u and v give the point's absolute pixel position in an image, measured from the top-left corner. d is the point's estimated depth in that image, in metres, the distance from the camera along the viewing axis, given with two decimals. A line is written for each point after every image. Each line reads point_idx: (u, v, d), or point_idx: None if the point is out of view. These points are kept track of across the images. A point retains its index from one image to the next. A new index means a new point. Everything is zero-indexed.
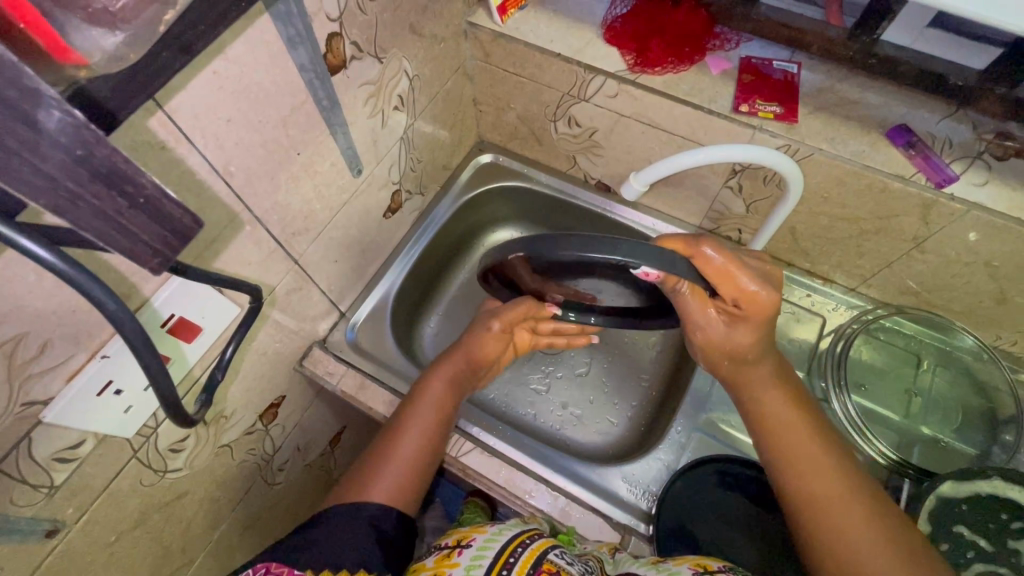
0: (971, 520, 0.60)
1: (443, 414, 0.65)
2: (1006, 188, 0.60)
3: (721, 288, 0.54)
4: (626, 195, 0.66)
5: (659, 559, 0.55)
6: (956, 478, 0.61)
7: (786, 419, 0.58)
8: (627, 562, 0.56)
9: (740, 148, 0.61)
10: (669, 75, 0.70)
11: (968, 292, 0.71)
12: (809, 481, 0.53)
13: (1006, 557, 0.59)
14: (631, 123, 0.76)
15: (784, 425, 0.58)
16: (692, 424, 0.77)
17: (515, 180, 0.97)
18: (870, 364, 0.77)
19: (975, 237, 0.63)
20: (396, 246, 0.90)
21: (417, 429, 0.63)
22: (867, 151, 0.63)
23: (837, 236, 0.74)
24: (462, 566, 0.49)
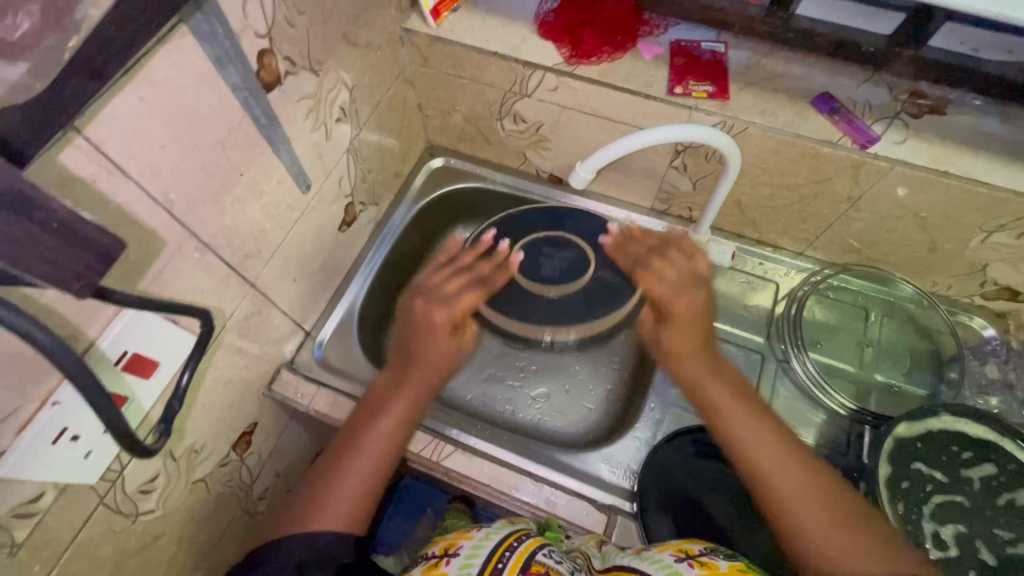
0: (927, 456, 0.64)
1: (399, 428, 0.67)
2: (923, 143, 0.64)
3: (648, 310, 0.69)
4: (575, 184, 0.67)
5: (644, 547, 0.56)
6: (910, 419, 0.65)
7: (742, 425, 0.59)
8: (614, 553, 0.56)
9: (677, 129, 0.63)
10: (606, 63, 0.72)
11: (904, 245, 0.75)
12: (796, 500, 0.54)
13: (964, 487, 0.63)
14: (574, 114, 0.78)
15: (735, 419, 0.60)
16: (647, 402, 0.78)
17: (470, 181, 0.98)
18: (823, 322, 0.81)
19: (903, 191, 0.67)
20: (357, 258, 0.89)
21: (355, 470, 0.63)
22: (796, 120, 0.67)
23: (779, 205, 0.78)
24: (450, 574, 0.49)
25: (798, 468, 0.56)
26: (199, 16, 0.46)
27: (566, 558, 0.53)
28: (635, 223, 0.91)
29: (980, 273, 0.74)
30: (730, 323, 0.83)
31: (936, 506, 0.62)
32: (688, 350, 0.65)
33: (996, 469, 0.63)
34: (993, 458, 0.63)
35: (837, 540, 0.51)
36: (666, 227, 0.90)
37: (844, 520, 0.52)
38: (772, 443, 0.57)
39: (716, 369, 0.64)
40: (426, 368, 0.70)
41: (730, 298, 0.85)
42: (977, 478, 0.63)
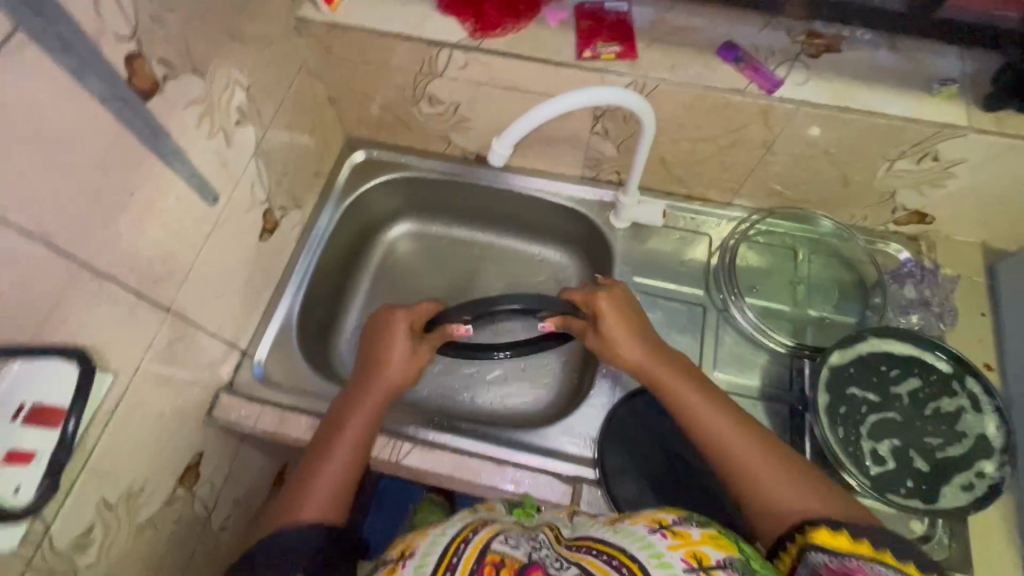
0: (860, 380, 0.67)
1: (371, 418, 0.65)
2: (825, 82, 0.66)
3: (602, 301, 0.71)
4: (495, 162, 0.64)
5: (617, 517, 0.55)
6: (842, 347, 0.69)
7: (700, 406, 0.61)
8: (585, 523, 0.54)
9: (588, 93, 0.62)
10: (513, 33, 0.70)
11: (820, 182, 0.78)
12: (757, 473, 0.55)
13: (895, 403, 0.67)
14: (489, 90, 0.76)
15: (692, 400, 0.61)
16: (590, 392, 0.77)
17: (396, 171, 0.95)
18: (756, 267, 0.84)
19: (814, 130, 0.69)
20: (287, 266, 0.85)
21: (338, 456, 0.61)
22: (704, 72, 0.67)
23: (701, 158, 0.79)
24: None
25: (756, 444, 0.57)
26: (40, 23, 0.41)
27: (526, 538, 0.51)
28: (567, 193, 0.91)
29: (890, 200, 0.78)
30: (670, 280, 0.85)
31: (873, 426, 0.66)
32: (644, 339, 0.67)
33: (920, 381, 0.67)
34: (917, 372, 0.67)
35: (787, 489, 0.54)
36: (597, 193, 0.90)
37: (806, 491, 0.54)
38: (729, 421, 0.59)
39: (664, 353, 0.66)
40: (389, 363, 0.69)
41: (668, 255, 0.86)
42: (905, 393, 0.67)
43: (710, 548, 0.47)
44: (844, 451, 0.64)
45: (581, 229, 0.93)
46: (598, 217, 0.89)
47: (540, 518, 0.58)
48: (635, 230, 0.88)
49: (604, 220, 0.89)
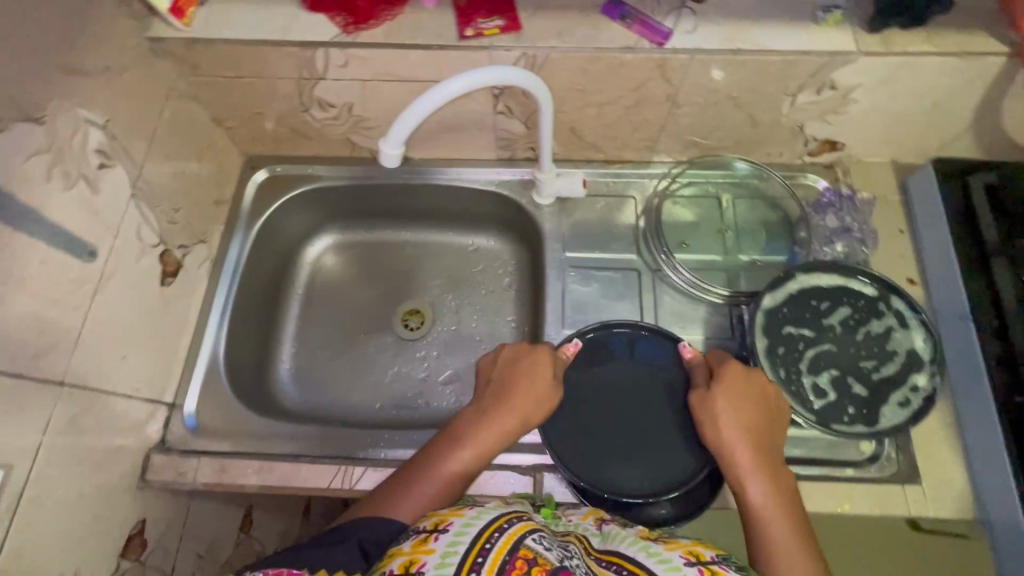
0: (793, 317, 0.68)
1: (494, 447, 0.61)
2: (713, 26, 0.65)
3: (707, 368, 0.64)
4: (388, 164, 0.59)
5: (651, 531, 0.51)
6: (772, 289, 0.69)
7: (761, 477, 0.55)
8: (615, 536, 0.50)
9: (477, 76, 0.58)
10: (386, 21, 0.66)
11: (730, 127, 0.78)
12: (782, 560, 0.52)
13: (828, 334, 0.68)
14: (378, 85, 0.71)
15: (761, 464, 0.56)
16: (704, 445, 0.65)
17: (305, 184, 0.89)
18: (684, 222, 0.83)
19: (717, 73, 0.67)
20: (204, 306, 0.80)
21: (445, 463, 0.59)
22: (593, 33, 0.65)
23: (611, 121, 0.77)
24: (437, 552, 0.43)
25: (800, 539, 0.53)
26: None
27: (561, 545, 0.46)
28: (487, 179, 0.88)
29: (800, 134, 0.78)
30: (603, 249, 0.83)
31: (812, 361, 0.67)
32: (750, 402, 0.59)
33: (849, 309, 0.68)
34: (845, 300, 0.68)
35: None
36: (515, 173, 0.88)
37: None
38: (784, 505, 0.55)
39: (752, 404, 0.59)
40: (512, 409, 0.62)
41: (597, 224, 0.84)
42: (837, 323, 0.68)
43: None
44: (786, 391, 0.65)
45: (508, 212, 0.91)
46: (520, 197, 0.87)
47: (564, 522, 0.54)
48: (561, 205, 0.86)
49: (528, 199, 0.87)
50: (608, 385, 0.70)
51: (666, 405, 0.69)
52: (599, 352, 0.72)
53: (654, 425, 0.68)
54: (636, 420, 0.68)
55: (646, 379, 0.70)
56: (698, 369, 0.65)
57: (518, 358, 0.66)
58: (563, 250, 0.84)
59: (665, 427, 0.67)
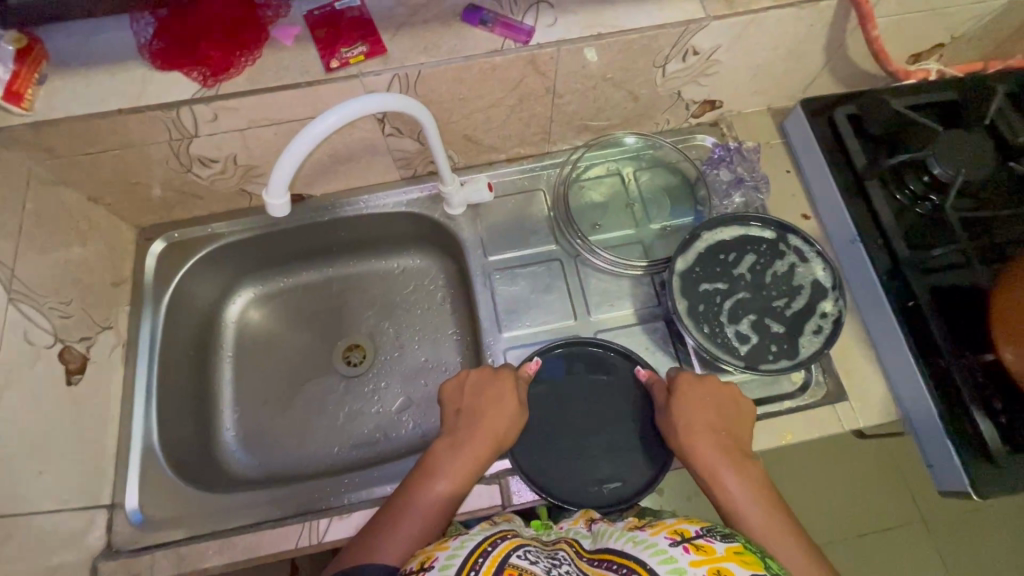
0: (706, 274, 0.72)
1: (474, 467, 0.62)
2: (572, 16, 0.67)
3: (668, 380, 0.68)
4: (279, 212, 0.58)
5: (637, 519, 0.49)
6: (681, 252, 0.73)
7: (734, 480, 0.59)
8: (603, 534, 0.49)
9: (351, 107, 0.57)
10: (246, 68, 0.64)
11: (615, 106, 0.80)
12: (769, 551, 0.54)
13: (741, 283, 0.71)
14: (256, 131, 0.69)
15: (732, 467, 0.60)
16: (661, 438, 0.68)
17: (208, 245, 0.85)
18: (594, 203, 0.86)
19: (592, 53, 0.68)
20: (124, 395, 0.76)
21: (428, 496, 0.59)
22: (458, 43, 0.65)
23: (501, 122, 0.78)
24: None
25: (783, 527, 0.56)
26: None
27: (548, 556, 0.46)
28: (395, 201, 0.87)
29: (679, 100, 0.82)
30: (523, 246, 0.84)
31: (730, 311, 0.70)
32: (706, 405, 0.64)
33: (754, 255, 0.72)
34: (748, 248, 0.73)
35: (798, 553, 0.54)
36: (422, 189, 0.87)
37: None
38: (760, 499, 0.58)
39: (712, 411, 0.64)
40: (484, 427, 0.63)
41: (513, 223, 0.85)
42: (746, 270, 0.72)
43: (736, 564, 0.41)
44: (713, 345, 0.68)
45: (425, 229, 0.90)
46: (432, 212, 0.87)
47: (557, 531, 0.55)
48: (474, 211, 0.87)
49: (440, 212, 0.87)
50: (569, 400, 0.70)
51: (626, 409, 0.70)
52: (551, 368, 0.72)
53: (620, 428, 0.69)
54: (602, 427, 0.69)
55: (603, 386, 0.71)
56: (657, 385, 0.68)
57: (485, 375, 0.67)
58: (485, 256, 0.84)
59: (628, 430, 0.69)
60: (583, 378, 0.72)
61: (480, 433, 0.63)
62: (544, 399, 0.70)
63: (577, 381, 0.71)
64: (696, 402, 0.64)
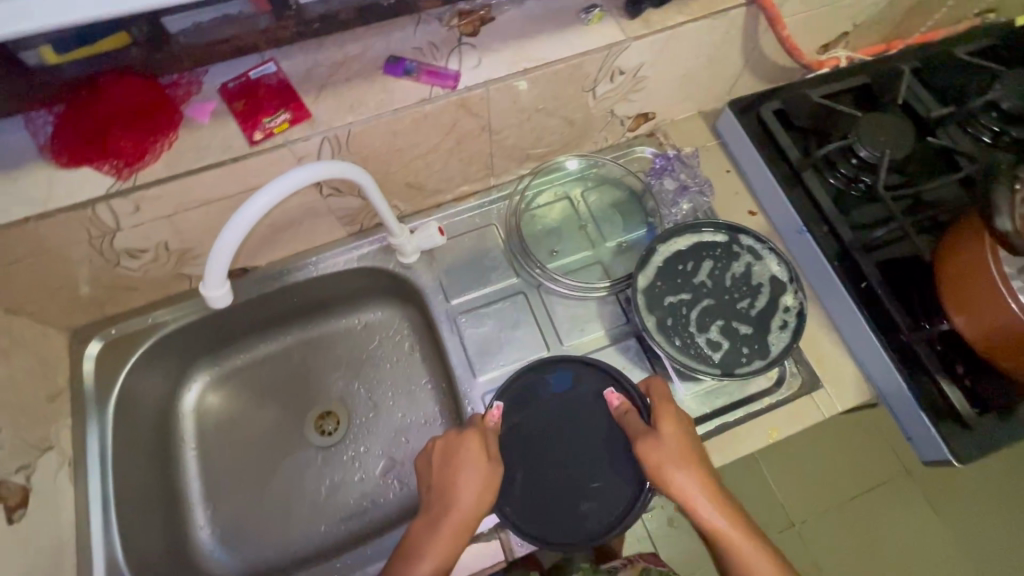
0: (668, 287, 0.72)
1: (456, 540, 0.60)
2: (495, 54, 0.66)
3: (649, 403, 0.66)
4: (220, 303, 0.56)
5: None
6: (641, 269, 0.73)
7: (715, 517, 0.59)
8: None
9: (282, 182, 0.53)
10: (162, 153, 0.60)
11: (552, 133, 0.80)
12: None
13: (703, 291, 0.72)
14: (185, 215, 0.65)
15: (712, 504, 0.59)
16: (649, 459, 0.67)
17: (150, 336, 0.79)
18: (547, 230, 0.85)
19: (522, 87, 0.68)
20: (78, 518, 0.69)
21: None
22: (385, 96, 0.63)
23: (442, 166, 0.76)
24: None
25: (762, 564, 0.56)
26: None
27: None
28: (345, 259, 0.84)
29: (614, 118, 0.83)
30: (484, 284, 0.83)
31: (698, 319, 0.71)
32: (682, 438, 0.62)
33: (711, 261, 0.73)
34: (704, 255, 0.73)
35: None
36: (371, 242, 0.84)
37: None
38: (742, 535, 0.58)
39: (692, 446, 0.62)
40: (461, 496, 0.60)
41: (470, 262, 0.84)
42: (706, 277, 0.72)
43: None
44: (686, 357, 0.68)
45: (381, 281, 0.87)
46: (386, 263, 0.84)
47: None
48: (429, 257, 0.84)
49: (394, 262, 0.84)
50: (550, 431, 0.69)
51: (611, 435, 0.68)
52: (532, 395, 0.70)
53: (609, 459, 0.67)
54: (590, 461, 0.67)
55: (585, 414, 0.69)
56: (628, 415, 0.66)
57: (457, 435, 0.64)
58: (447, 300, 0.82)
59: (612, 458, 0.67)
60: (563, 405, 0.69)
61: (455, 505, 0.60)
62: (525, 437, 0.68)
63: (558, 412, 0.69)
64: (675, 435, 0.62)
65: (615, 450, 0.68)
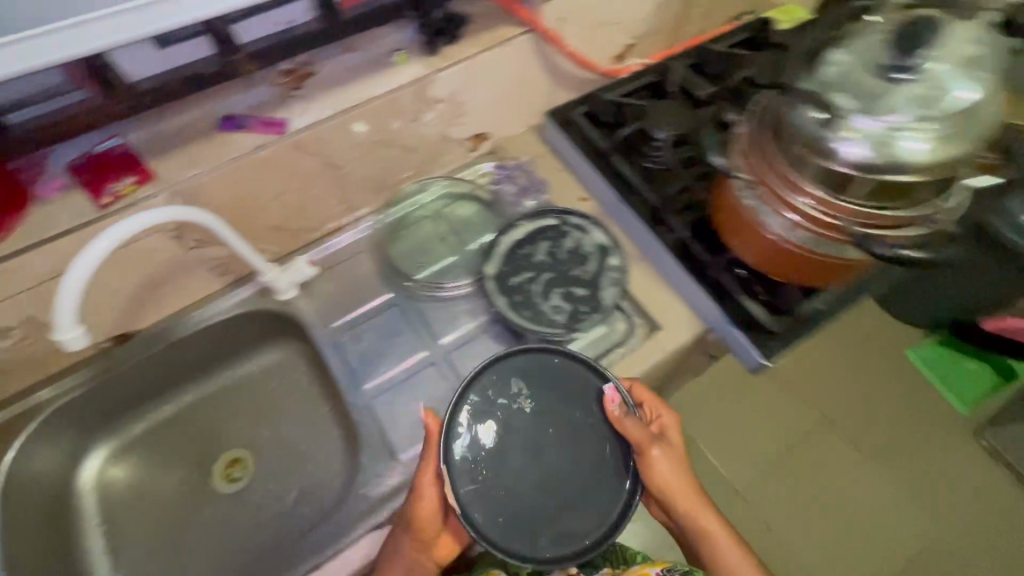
0: (512, 270, 0.82)
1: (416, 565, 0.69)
2: (320, 100, 0.77)
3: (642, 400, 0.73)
4: (76, 345, 0.61)
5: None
6: (487, 259, 0.83)
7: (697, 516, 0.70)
8: None
9: (117, 231, 0.61)
10: (12, 233, 0.66)
11: (397, 161, 0.91)
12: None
13: (543, 268, 0.82)
14: (47, 286, 0.70)
15: (696, 507, 0.70)
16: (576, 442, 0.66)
17: (34, 418, 0.81)
18: (412, 247, 0.94)
19: (349, 123, 0.78)
20: None
21: None
22: (223, 150, 0.72)
23: (298, 204, 0.85)
24: None
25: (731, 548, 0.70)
26: None
27: None
28: (225, 307, 0.89)
29: (451, 141, 0.95)
30: (360, 303, 0.90)
31: (541, 291, 0.81)
32: (682, 451, 0.70)
33: (547, 241, 0.84)
34: (541, 237, 0.84)
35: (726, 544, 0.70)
36: (248, 288, 0.90)
37: None
38: (718, 528, 0.70)
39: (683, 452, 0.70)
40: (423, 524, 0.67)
41: (346, 287, 0.92)
42: (545, 254, 0.83)
43: None
44: (532, 323, 0.79)
45: (265, 323, 0.93)
46: (266, 303, 0.90)
47: None
48: (307, 290, 0.91)
49: (274, 301, 0.90)
50: (537, 448, 0.65)
51: (600, 444, 0.66)
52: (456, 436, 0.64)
53: (598, 474, 0.65)
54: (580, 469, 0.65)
55: (574, 426, 0.66)
56: (626, 420, 0.65)
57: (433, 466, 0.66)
58: (328, 323, 0.89)
59: (601, 471, 0.65)
60: (559, 423, 0.66)
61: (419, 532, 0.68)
62: (497, 443, 0.64)
63: (543, 426, 0.66)
64: (676, 447, 0.70)
65: (584, 441, 0.65)
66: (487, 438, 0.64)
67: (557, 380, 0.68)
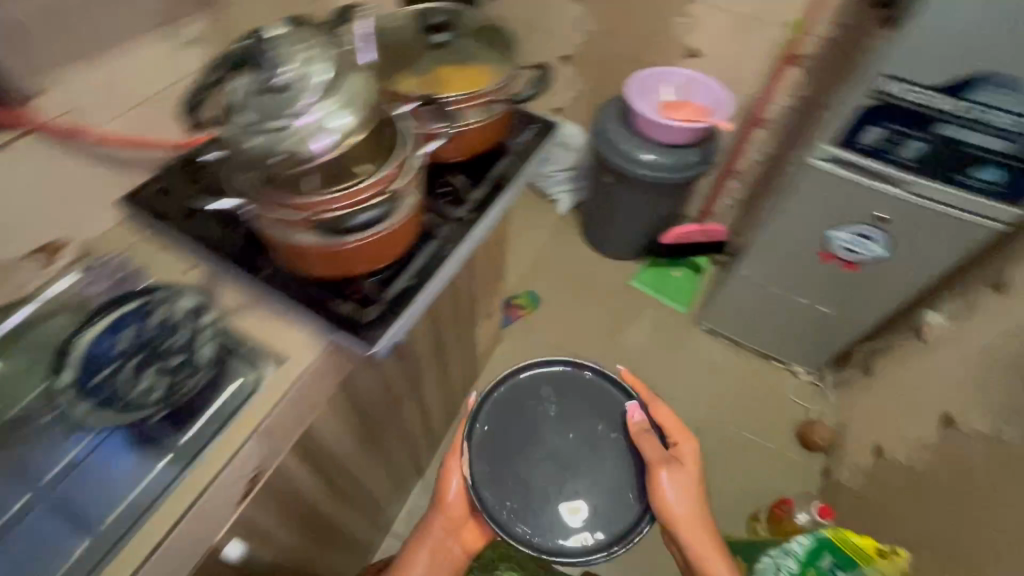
0: (92, 370, 0.80)
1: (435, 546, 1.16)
2: None
3: (672, 436, 1.07)
4: None
5: None
6: (61, 373, 0.80)
7: (693, 539, 1.05)
8: None
9: None
10: None
11: None
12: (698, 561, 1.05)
13: (124, 355, 0.81)
14: None
15: (690, 517, 1.02)
16: (535, 438, 1.05)
17: None
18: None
19: None
20: None
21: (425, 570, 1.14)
22: None
23: None
24: None
25: (716, 558, 1.05)
26: None
27: None
28: None
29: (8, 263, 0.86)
30: None
31: (126, 377, 0.79)
32: (685, 482, 1.00)
33: (124, 329, 0.83)
34: (117, 327, 0.83)
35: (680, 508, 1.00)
36: None
37: (717, 556, 1.05)
38: (715, 552, 1.06)
39: (690, 471, 1.04)
40: (439, 514, 1.17)
41: None
42: (124, 342, 0.82)
43: None
44: (126, 411, 0.77)
45: None
46: None
47: None
48: None
49: None
50: (562, 447, 1.03)
51: (584, 439, 1.05)
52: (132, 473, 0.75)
53: (584, 448, 1.04)
54: (573, 450, 1.04)
55: (569, 419, 1.07)
56: (643, 431, 1.04)
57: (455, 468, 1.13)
58: None
59: (590, 450, 1.04)
60: (554, 415, 1.07)
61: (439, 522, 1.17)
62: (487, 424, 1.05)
63: (564, 414, 1.07)
64: (680, 469, 1.02)
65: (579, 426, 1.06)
66: (552, 455, 1.03)
67: (582, 391, 1.10)
